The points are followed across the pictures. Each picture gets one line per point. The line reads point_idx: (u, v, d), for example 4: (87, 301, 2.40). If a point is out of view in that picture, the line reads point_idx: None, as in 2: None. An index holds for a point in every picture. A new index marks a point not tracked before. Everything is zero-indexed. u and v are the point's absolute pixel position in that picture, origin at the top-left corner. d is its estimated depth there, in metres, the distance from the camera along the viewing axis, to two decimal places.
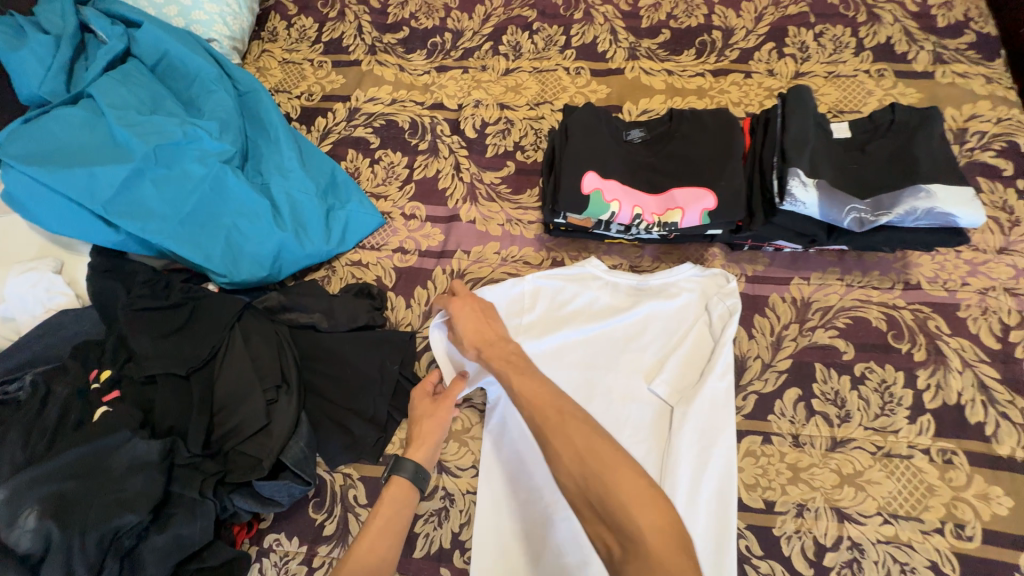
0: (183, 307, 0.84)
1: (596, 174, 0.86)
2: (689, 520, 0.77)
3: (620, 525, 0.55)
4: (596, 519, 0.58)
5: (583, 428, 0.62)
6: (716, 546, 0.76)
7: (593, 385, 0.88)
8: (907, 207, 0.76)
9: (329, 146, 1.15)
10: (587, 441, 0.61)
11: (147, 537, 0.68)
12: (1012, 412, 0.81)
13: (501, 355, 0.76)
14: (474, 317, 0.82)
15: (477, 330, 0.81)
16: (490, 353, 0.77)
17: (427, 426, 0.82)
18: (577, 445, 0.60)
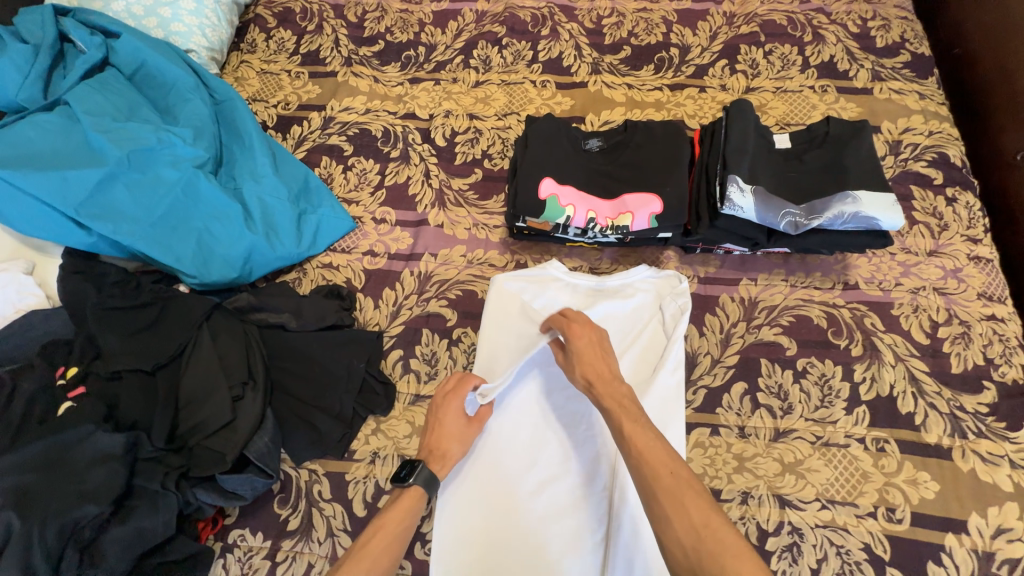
0: (152, 306, 0.86)
1: (552, 180, 0.92)
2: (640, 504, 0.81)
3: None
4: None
5: (699, 501, 0.62)
6: None
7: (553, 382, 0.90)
8: (835, 211, 0.82)
9: (304, 153, 1.19)
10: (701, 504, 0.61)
11: (108, 528, 0.70)
12: (940, 402, 0.87)
13: (612, 394, 0.76)
14: (591, 349, 0.81)
15: (593, 363, 0.80)
16: (604, 390, 0.77)
17: (454, 449, 0.82)
18: (694, 519, 0.60)
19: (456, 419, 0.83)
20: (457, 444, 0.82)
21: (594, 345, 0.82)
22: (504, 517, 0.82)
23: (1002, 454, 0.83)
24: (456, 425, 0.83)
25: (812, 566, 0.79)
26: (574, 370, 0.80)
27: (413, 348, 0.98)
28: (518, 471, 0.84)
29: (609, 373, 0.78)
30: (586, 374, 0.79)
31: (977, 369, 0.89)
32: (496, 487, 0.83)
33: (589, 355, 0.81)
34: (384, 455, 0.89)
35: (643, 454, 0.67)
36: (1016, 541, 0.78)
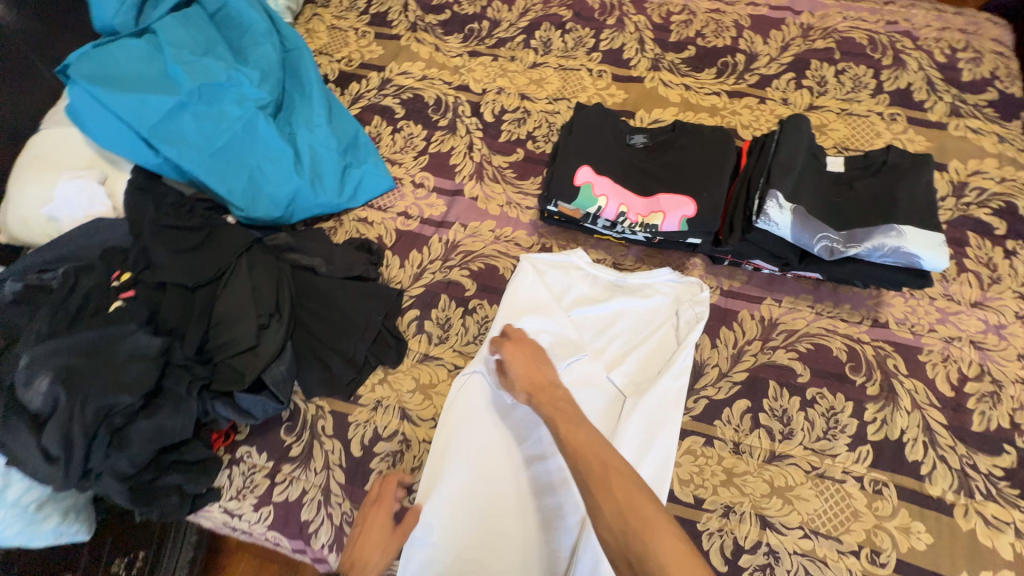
0: (201, 231, 0.93)
1: (590, 169, 0.93)
2: None
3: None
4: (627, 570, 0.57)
5: (624, 483, 0.62)
6: None
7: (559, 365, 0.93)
8: (875, 242, 0.80)
9: (358, 110, 1.24)
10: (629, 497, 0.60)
11: (137, 419, 0.78)
12: (951, 457, 0.84)
13: (551, 401, 0.77)
14: (528, 362, 0.83)
15: (530, 374, 0.82)
16: (542, 399, 0.78)
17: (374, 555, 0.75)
18: (621, 500, 0.60)
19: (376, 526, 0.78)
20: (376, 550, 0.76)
21: (531, 358, 0.84)
22: (491, 482, 0.85)
23: (1009, 520, 0.79)
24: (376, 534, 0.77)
25: None
26: (515, 382, 0.81)
27: (429, 311, 1.02)
28: (510, 443, 0.87)
29: (545, 382, 0.80)
30: (527, 385, 0.81)
31: (1000, 431, 0.85)
32: (487, 453, 0.86)
33: (527, 368, 0.82)
34: (386, 404, 0.94)
35: (578, 448, 0.68)
36: None
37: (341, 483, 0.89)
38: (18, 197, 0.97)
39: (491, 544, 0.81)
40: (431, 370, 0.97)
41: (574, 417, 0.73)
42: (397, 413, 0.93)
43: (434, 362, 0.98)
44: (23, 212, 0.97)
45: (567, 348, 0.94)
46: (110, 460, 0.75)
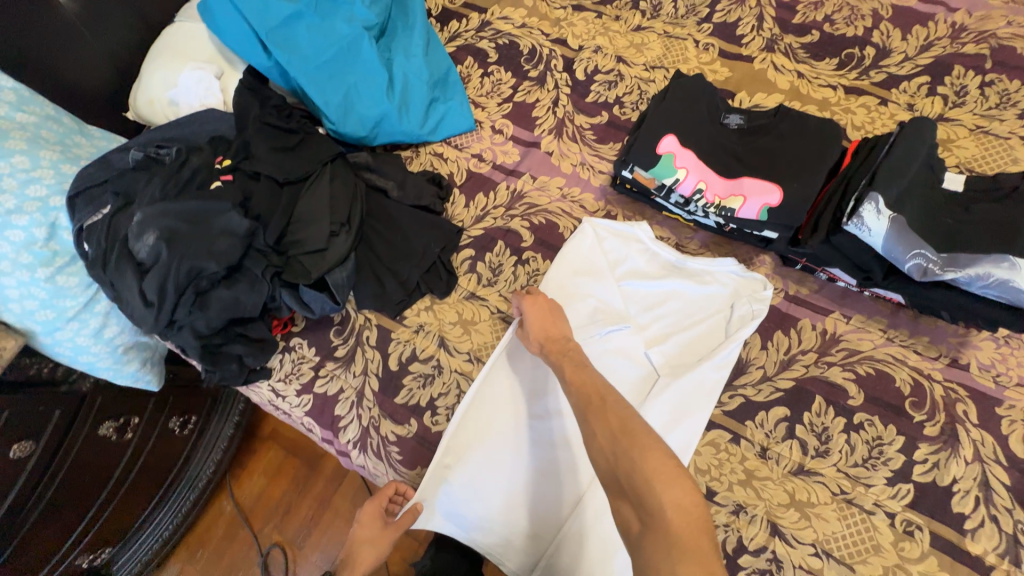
0: (295, 135, 1.00)
1: (675, 139, 0.89)
2: None
3: (643, 499, 0.55)
4: (620, 498, 0.58)
5: (618, 410, 0.65)
6: None
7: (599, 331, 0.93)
8: (980, 270, 0.72)
9: (453, 49, 1.25)
10: (621, 420, 0.63)
11: (218, 288, 0.87)
12: (1005, 519, 0.76)
13: (562, 350, 0.80)
14: (546, 318, 0.86)
15: (546, 329, 0.85)
16: (554, 348, 0.81)
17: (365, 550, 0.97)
18: (613, 422, 0.63)
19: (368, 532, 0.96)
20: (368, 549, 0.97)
21: (551, 316, 0.86)
22: (509, 426, 0.89)
23: None
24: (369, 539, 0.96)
25: None
26: (530, 333, 0.84)
27: (483, 253, 1.05)
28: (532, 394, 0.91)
29: (559, 335, 0.83)
30: (540, 336, 0.84)
31: None
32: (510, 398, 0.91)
33: (543, 323, 0.85)
34: (427, 330, 0.99)
35: (581, 385, 0.71)
36: None
37: (374, 391, 0.96)
38: (149, 79, 1.09)
39: (504, 480, 0.86)
40: (474, 307, 1.01)
41: (583, 364, 0.76)
42: (435, 340, 0.98)
43: (479, 302, 1.01)
44: (152, 93, 1.08)
45: (611, 317, 0.94)
46: (191, 317, 0.86)
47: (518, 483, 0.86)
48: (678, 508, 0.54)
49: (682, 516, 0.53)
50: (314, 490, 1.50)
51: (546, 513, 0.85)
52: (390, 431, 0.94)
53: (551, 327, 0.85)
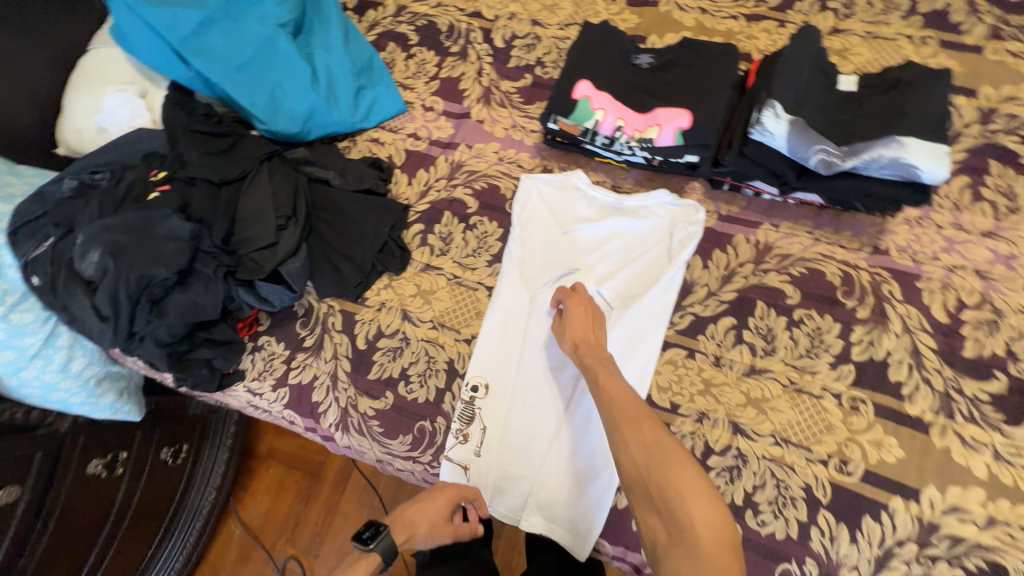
0: (228, 138, 1.03)
1: (589, 84, 0.95)
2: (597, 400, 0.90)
3: (674, 512, 0.62)
4: (649, 507, 0.66)
5: (652, 425, 0.69)
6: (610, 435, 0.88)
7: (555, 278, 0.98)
8: (873, 154, 0.79)
9: (374, 37, 1.28)
10: (656, 436, 0.68)
11: (173, 293, 0.89)
12: (936, 379, 0.84)
13: (597, 355, 0.81)
14: (583, 321, 0.86)
15: (583, 331, 0.85)
16: (588, 353, 0.82)
17: (423, 516, 0.88)
18: (648, 445, 0.67)
19: (432, 503, 0.88)
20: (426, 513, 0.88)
21: (587, 318, 0.86)
22: (490, 380, 0.94)
23: (987, 442, 0.80)
24: (430, 508, 0.88)
25: (746, 489, 0.83)
26: (566, 333, 0.84)
27: (433, 226, 1.08)
28: (504, 347, 0.96)
29: (596, 342, 0.83)
30: (575, 336, 0.84)
31: (993, 358, 0.84)
32: (488, 354, 0.96)
33: (580, 326, 0.85)
34: (389, 306, 1.02)
35: (615, 397, 0.74)
36: (969, 522, 0.76)
37: (347, 371, 0.99)
38: (72, 109, 1.08)
39: (494, 430, 0.92)
40: (430, 277, 1.04)
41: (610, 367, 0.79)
42: (399, 314, 1.01)
43: (435, 271, 1.04)
44: (78, 122, 1.08)
45: (562, 264, 0.98)
46: (151, 326, 0.88)
47: (508, 431, 0.92)
48: (709, 526, 0.61)
49: (712, 535, 0.60)
50: (318, 501, 1.51)
51: (535, 452, 0.90)
52: (368, 406, 0.97)
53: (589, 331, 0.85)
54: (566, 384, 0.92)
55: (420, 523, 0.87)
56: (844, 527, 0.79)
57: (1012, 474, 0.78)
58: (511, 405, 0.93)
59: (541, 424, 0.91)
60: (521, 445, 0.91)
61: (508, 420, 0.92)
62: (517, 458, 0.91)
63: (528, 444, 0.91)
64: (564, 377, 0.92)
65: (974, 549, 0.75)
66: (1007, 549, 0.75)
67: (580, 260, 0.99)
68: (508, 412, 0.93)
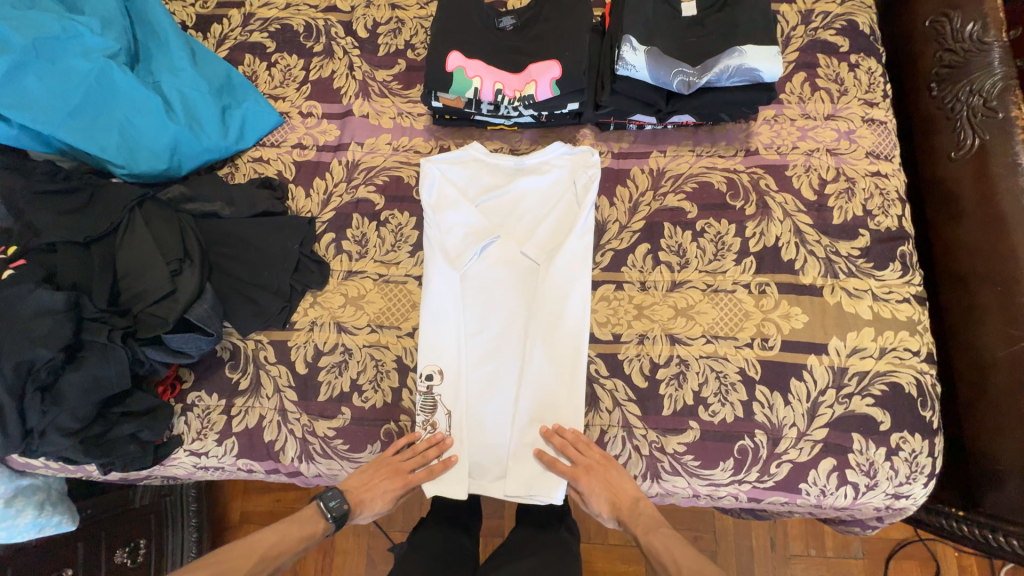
0: (82, 192, 0.91)
1: (459, 54, 0.96)
2: (547, 352, 0.95)
3: None
4: None
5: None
6: (567, 378, 0.93)
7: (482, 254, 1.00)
8: (721, 66, 0.89)
9: (226, 52, 1.18)
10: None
11: (65, 374, 0.80)
12: (818, 249, 0.96)
13: (637, 516, 0.85)
14: (607, 480, 0.87)
15: (614, 489, 0.87)
16: (628, 516, 0.85)
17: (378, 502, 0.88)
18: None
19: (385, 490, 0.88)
20: (381, 498, 0.88)
21: (609, 478, 0.87)
22: (444, 366, 0.95)
23: (866, 288, 0.94)
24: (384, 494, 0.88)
25: (694, 389, 0.91)
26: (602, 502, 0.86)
27: (344, 232, 1.04)
28: (449, 331, 0.96)
29: (632, 499, 0.86)
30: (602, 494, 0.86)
31: (856, 219, 0.98)
32: (435, 341, 0.96)
33: (608, 487, 0.87)
34: (321, 323, 0.98)
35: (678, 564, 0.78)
36: (867, 357, 0.91)
37: (294, 401, 0.95)
38: None
39: (460, 408, 0.94)
40: (356, 282, 1.01)
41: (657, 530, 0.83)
42: (333, 328, 0.98)
43: (359, 276, 1.01)
44: None
45: (481, 236, 1.00)
46: (50, 415, 0.79)
47: (475, 406, 0.95)
48: None
49: None
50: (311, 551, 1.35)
51: (504, 417, 0.95)
52: (327, 428, 0.94)
53: (618, 490, 0.87)
54: (516, 346, 0.96)
55: (376, 506, 0.88)
56: (778, 394, 0.90)
57: (889, 309, 0.93)
58: (470, 380, 0.96)
59: (504, 387, 0.96)
60: (489, 413, 0.95)
61: (471, 394, 0.95)
62: (489, 426, 0.95)
63: (496, 408, 0.95)
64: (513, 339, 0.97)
65: (876, 378, 0.90)
66: (897, 370, 0.91)
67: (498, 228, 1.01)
68: (470, 386, 0.95)
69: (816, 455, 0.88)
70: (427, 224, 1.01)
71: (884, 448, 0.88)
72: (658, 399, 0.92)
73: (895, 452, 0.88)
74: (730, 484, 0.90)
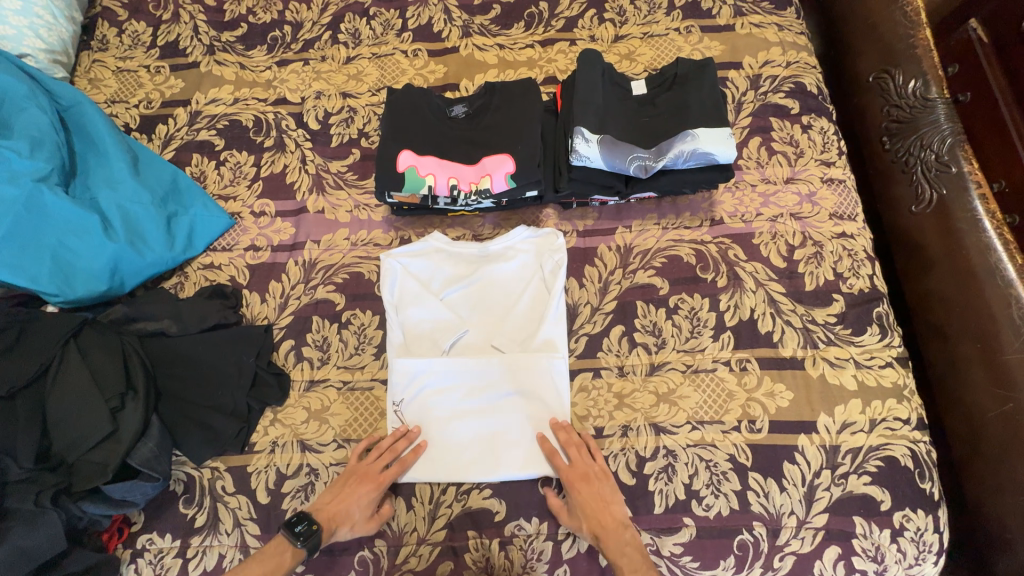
0: (10, 331, 0.85)
1: (411, 152, 0.94)
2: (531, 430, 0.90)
3: None
4: None
5: None
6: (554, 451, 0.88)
7: (453, 338, 0.95)
8: (676, 150, 0.89)
9: (172, 153, 1.15)
10: None
11: None
12: (794, 318, 0.94)
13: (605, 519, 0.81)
14: (595, 502, 0.82)
15: (591, 502, 0.82)
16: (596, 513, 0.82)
17: (355, 511, 0.82)
18: None
19: (359, 496, 0.83)
20: (359, 507, 0.82)
21: (598, 495, 0.83)
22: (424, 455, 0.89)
23: (847, 357, 0.92)
24: (360, 500, 0.83)
25: (684, 482, 0.86)
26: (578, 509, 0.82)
27: (304, 337, 0.99)
28: (425, 423, 0.90)
29: (602, 504, 0.82)
30: (589, 518, 0.81)
31: (828, 284, 0.97)
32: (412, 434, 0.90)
33: (593, 508, 0.82)
34: (283, 442, 0.91)
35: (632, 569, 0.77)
36: (858, 432, 0.87)
37: (256, 535, 0.86)
38: None
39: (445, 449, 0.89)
40: (320, 394, 0.95)
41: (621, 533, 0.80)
42: (297, 448, 0.91)
43: (322, 385, 0.95)
44: None
45: (450, 332, 0.95)
46: None
47: (460, 461, 0.88)
48: None
49: None
50: None
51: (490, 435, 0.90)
52: None
53: (606, 511, 0.82)
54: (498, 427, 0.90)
55: (353, 515, 0.82)
56: (772, 480, 0.85)
57: (873, 376, 0.91)
58: (457, 441, 0.89)
59: (483, 396, 0.91)
60: (474, 439, 0.90)
61: (459, 457, 0.89)
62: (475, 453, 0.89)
63: (487, 475, 0.88)
64: (495, 401, 0.91)
65: (870, 453, 0.86)
66: (890, 442, 0.87)
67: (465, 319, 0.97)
68: (457, 448, 0.89)
69: (819, 545, 0.83)
70: (394, 320, 0.96)
71: (888, 530, 0.83)
72: (648, 496, 0.86)
73: (900, 533, 0.83)
74: None
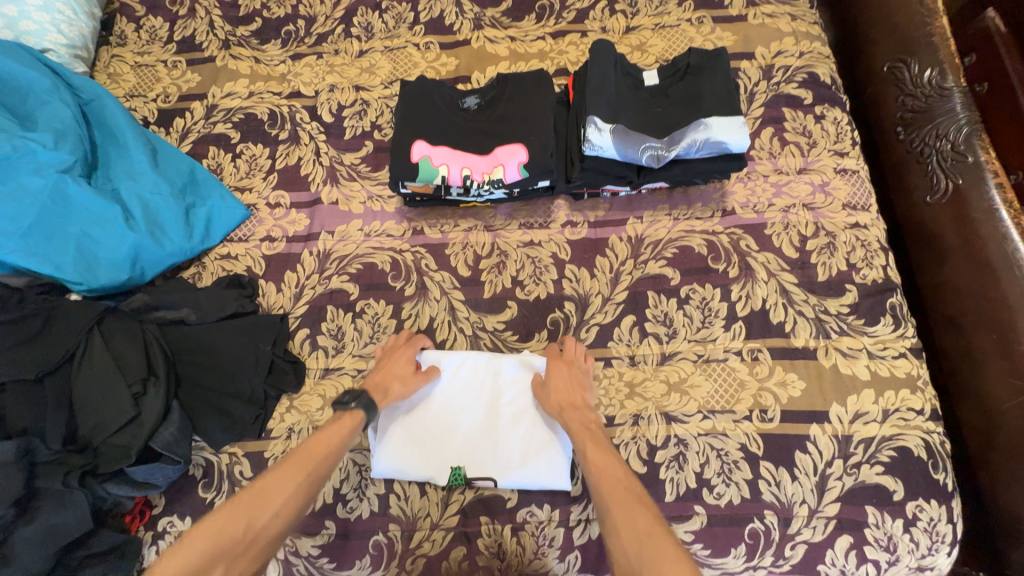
0: (35, 318, 0.87)
1: (425, 143, 0.95)
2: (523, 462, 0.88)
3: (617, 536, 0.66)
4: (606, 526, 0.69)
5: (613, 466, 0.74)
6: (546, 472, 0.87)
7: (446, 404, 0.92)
8: (688, 139, 0.89)
9: (190, 146, 1.17)
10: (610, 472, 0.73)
11: (16, 529, 0.74)
12: (806, 309, 0.94)
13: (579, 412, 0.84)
14: (569, 384, 0.87)
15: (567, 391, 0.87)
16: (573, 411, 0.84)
17: (399, 370, 0.90)
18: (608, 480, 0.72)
19: (399, 359, 0.92)
20: (401, 366, 0.91)
21: (574, 384, 0.88)
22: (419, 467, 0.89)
23: (860, 347, 0.92)
24: (401, 362, 0.91)
25: (695, 470, 0.87)
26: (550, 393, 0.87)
27: (319, 326, 1.00)
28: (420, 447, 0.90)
29: (577, 397, 0.86)
30: (562, 402, 0.85)
31: (840, 274, 0.96)
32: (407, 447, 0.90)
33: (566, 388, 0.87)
34: (299, 429, 0.93)
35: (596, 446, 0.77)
36: (871, 422, 0.87)
37: None
38: None
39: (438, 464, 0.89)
40: (334, 381, 0.96)
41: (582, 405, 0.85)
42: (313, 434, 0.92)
43: (337, 373, 0.97)
44: None
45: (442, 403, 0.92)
46: None
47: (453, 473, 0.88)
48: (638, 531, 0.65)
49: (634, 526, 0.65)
50: None
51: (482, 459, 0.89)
52: (310, 545, 0.88)
53: (575, 394, 0.86)
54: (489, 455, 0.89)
55: (399, 372, 0.90)
56: (783, 469, 0.86)
57: (887, 367, 0.90)
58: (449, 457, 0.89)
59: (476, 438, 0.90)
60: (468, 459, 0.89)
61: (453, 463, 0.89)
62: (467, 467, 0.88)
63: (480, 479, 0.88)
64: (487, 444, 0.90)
65: (883, 443, 0.86)
66: (903, 433, 0.87)
67: (477, 331, 0.98)
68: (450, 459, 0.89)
69: (831, 534, 0.83)
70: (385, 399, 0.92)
71: (901, 519, 0.83)
72: (659, 484, 0.86)
73: (912, 523, 0.83)
74: (744, 571, 0.85)
